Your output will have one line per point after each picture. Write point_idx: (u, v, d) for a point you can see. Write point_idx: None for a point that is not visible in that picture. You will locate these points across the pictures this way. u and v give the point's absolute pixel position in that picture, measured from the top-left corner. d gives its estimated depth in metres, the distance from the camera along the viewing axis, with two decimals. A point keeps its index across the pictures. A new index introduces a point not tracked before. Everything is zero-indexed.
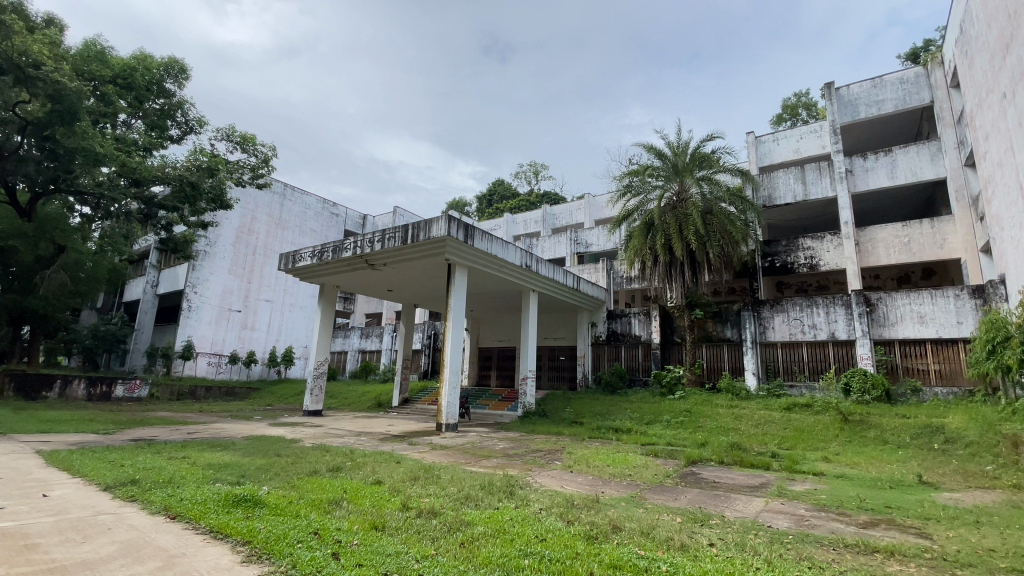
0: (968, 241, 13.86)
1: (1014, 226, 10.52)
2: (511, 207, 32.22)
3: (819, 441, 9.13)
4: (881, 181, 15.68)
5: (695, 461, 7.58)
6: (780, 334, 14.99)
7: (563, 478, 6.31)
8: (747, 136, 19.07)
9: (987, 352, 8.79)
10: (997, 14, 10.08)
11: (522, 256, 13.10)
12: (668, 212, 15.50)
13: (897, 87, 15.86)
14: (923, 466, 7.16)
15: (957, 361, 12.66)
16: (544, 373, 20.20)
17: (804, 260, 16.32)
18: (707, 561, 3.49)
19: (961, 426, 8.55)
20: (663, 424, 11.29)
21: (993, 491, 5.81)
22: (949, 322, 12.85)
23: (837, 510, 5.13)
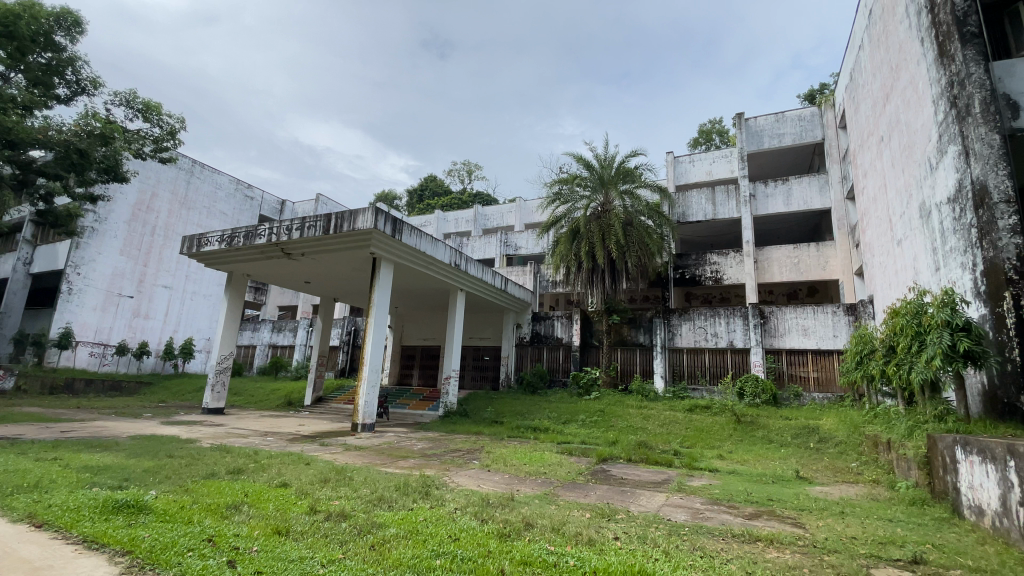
0: (845, 264, 15.74)
1: (883, 253, 12.15)
2: (442, 204, 31.87)
3: (717, 441, 9.92)
4: (778, 207, 17.38)
5: (606, 458, 7.97)
6: (687, 341, 16.12)
7: (480, 477, 6.35)
8: (667, 155, 20.35)
9: (857, 362, 10.02)
10: (881, 66, 11.55)
11: (451, 254, 13.03)
12: (592, 221, 16.17)
13: (796, 124, 17.68)
14: (800, 463, 8.08)
15: (831, 370, 14.32)
16: (468, 373, 20.21)
17: (710, 274, 17.72)
18: (612, 554, 3.67)
19: (833, 428, 9.70)
20: (579, 423, 11.71)
21: (857, 485, 6.67)
22: (827, 334, 14.49)
23: (727, 503, 5.63)
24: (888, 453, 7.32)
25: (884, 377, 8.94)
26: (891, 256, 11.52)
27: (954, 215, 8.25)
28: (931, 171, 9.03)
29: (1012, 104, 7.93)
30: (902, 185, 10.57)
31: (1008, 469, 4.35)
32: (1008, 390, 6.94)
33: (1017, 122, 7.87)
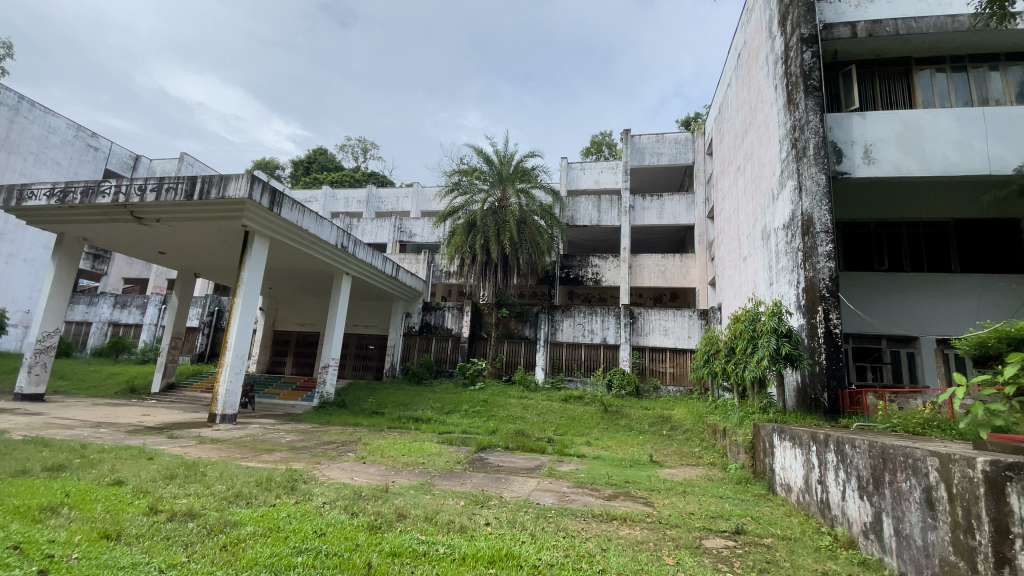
0: (702, 274, 17.86)
1: (731, 268, 14.03)
2: (332, 181, 29.95)
3: (586, 429, 10.70)
4: (653, 219, 19.12)
5: (484, 447, 8.19)
6: (567, 336, 17.11)
7: (354, 469, 6.15)
8: (561, 160, 21.27)
9: (704, 360, 11.48)
10: (743, 105, 13.26)
11: (337, 235, 12.37)
12: (489, 215, 16.46)
13: (673, 146, 19.58)
14: (654, 448, 9.05)
15: (684, 366, 16.18)
16: (349, 362, 19.36)
17: (591, 276, 18.98)
18: (482, 540, 3.80)
19: (682, 417, 11.00)
20: (461, 413, 11.85)
21: (697, 467, 7.66)
22: (683, 335, 16.34)
23: (590, 486, 6.13)
24: (723, 439, 8.51)
25: (724, 374, 10.36)
26: (738, 270, 13.33)
27: (787, 240, 9.77)
28: (773, 201, 10.59)
29: (837, 151, 9.60)
30: (751, 209, 12.27)
31: (810, 452, 5.29)
32: (814, 388, 8.44)
33: (839, 167, 9.55)
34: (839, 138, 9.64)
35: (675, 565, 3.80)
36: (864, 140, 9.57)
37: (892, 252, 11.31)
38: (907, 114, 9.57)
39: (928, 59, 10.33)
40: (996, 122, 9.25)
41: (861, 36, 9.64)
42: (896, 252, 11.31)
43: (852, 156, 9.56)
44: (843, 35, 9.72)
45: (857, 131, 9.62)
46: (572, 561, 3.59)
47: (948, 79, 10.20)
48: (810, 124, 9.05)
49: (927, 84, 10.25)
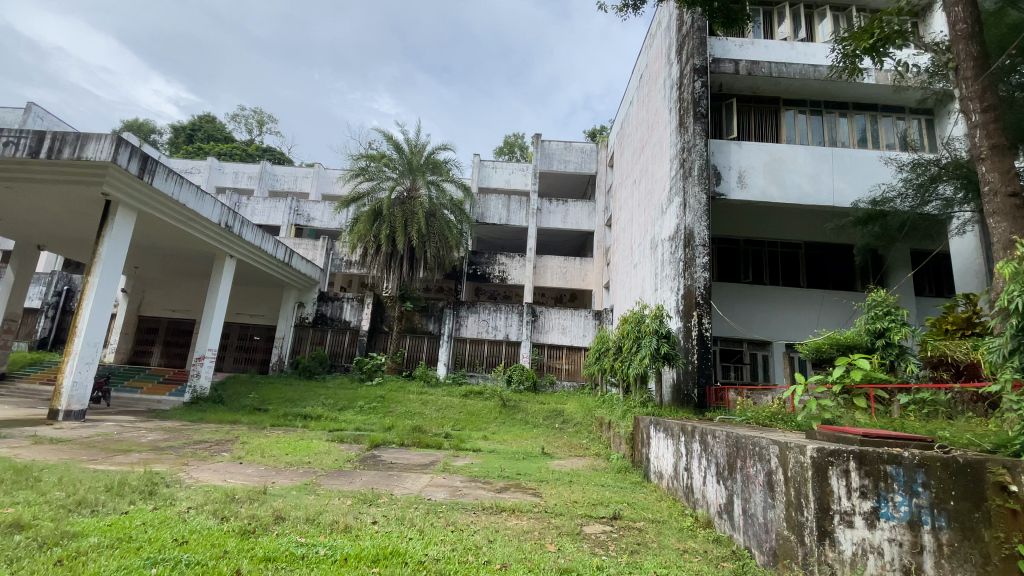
0: (598, 278, 18.94)
1: (624, 273, 15.04)
2: (221, 153, 27.15)
3: (484, 423, 10.87)
4: (557, 223, 19.85)
5: (378, 444, 7.98)
6: (471, 332, 17.21)
7: (229, 470, 5.66)
8: (473, 157, 21.25)
9: (596, 358, 12.23)
10: (641, 123, 14.27)
11: (222, 213, 11.28)
12: (397, 205, 16.04)
13: (579, 155, 20.50)
14: (547, 441, 9.45)
15: (579, 363, 17.05)
16: (230, 353, 17.76)
17: (497, 273, 19.26)
18: (367, 539, 3.71)
19: (574, 411, 11.61)
20: (356, 409, 11.40)
21: (584, 458, 8.15)
22: (579, 333, 17.24)
23: (483, 479, 6.25)
24: (608, 431, 9.14)
25: (612, 370, 11.11)
26: (629, 275, 14.35)
27: (672, 251, 10.70)
28: (662, 215, 11.54)
29: (716, 174, 10.73)
30: (643, 221, 13.29)
31: (679, 442, 5.86)
32: (687, 384, 9.37)
33: (717, 188, 10.68)
34: (719, 163, 10.79)
35: (557, 551, 4.02)
36: (739, 166, 10.80)
37: (756, 266, 12.90)
38: (774, 147, 10.95)
39: (794, 101, 11.86)
40: (839, 162, 10.94)
41: (742, 73, 10.91)
42: (759, 267, 12.89)
43: (728, 179, 10.75)
44: (728, 70, 10.93)
45: (734, 158, 10.83)
46: (459, 554, 3.64)
47: (807, 119, 11.77)
48: (696, 148, 10.02)
49: (792, 122, 11.75)
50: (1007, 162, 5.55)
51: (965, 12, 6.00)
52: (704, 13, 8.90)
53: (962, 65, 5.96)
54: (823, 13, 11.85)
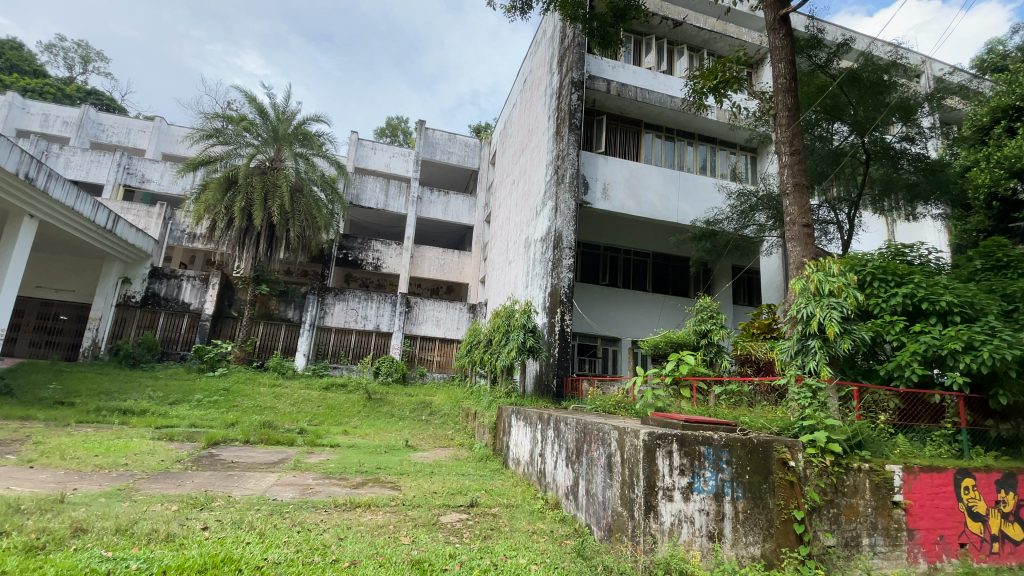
0: (475, 272, 19.21)
1: (499, 269, 15.44)
2: (24, 87, 21.87)
3: (345, 417, 10.36)
4: (437, 213, 19.63)
5: (217, 442, 7.14)
6: (336, 320, 16.22)
7: (12, 476, 4.60)
8: (350, 134, 20.02)
9: (467, 350, 12.43)
10: (523, 125, 14.73)
11: (23, 161, 9.14)
12: (256, 175, 14.60)
13: (462, 148, 20.53)
14: (411, 433, 9.34)
15: (450, 355, 17.14)
16: (24, 334, 14.47)
17: (370, 260, 18.46)
18: (193, 547, 3.30)
19: (442, 403, 11.63)
20: (192, 404, 10.07)
21: (448, 448, 8.21)
22: (452, 326, 17.27)
23: (338, 476, 5.96)
24: (473, 422, 9.35)
25: (481, 362, 11.38)
26: (503, 272, 14.79)
27: (543, 251, 11.27)
28: (536, 216, 12.08)
29: (585, 184, 11.55)
30: (518, 220, 13.77)
31: (536, 429, 6.21)
32: (548, 375, 9.99)
33: (585, 197, 11.50)
34: (588, 174, 11.62)
35: (410, 543, 4.00)
36: (604, 179, 11.77)
37: (613, 271, 14.20)
38: (633, 165, 12.14)
39: (653, 125, 13.24)
40: (684, 185, 12.53)
41: (613, 93, 11.87)
42: (616, 271, 14.22)
43: (594, 190, 11.64)
44: (601, 88, 11.81)
45: (601, 171, 11.77)
46: (303, 556, 3.43)
47: (662, 143, 13.23)
48: (569, 156, 10.69)
49: (649, 144, 13.11)
50: (805, 198, 6.83)
51: (785, 70, 7.26)
52: (584, 31, 9.52)
53: (781, 114, 7.20)
54: (682, 51, 13.42)
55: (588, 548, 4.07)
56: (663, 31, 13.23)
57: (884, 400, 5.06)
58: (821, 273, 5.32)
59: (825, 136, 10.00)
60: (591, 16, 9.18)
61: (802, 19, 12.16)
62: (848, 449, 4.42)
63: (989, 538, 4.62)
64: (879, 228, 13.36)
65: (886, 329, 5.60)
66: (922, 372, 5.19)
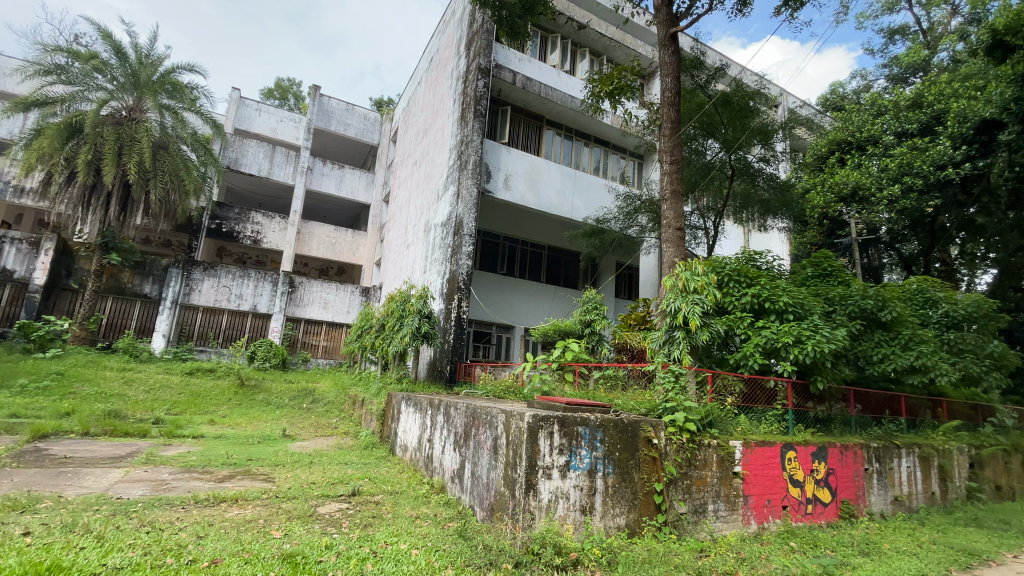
0: (369, 253, 18.43)
1: (396, 251, 14.98)
2: None
3: (213, 406, 9.41)
4: (329, 188, 18.41)
5: (46, 435, 6.07)
6: (205, 299, 14.54)
7: None
8: (231, 90, 17.90)
9: (356, 335, 11.96)
10: (427, 106, 14.36)
11: None
12: (108, 125, 12.55)
13: (361, 121, 19.47)
14: (289, 422, 8.74)
15: (338, 340, 16.33)
16: None
17: (250, 233, 16.80)
18: (9, 557, 2.79)
19: (326, 390, 11.07)
20: (11, 390, 8.43)
21: (330, 437, 7.85)
22: (342, 309, 16.43)
23: (201, 469, 5.40)
24: (360, 409, 9.03)
25: (372, 348, 11.03)
26: (400, 255, 14.38)
27: (442, 236, 11.17)
28: (438, 201, 11.92)
29: (487, 172, 11.61)
30: (419, 203, 13.45)
31: (426, 415, 6.17)
32: (441, 362, 9.99)
33: (487, 185, 11.57)
34: (491, 162, 11.69)
35: (282, 537, 3.77)
36: (506, 170, 11.93)
37: (510, 261, 14.53)
38: (534, 158, 12.48)
39: (554, 122, 13.70)
40: (579, 183, 13.20)
41: (518, 85, 12.03)
42: (512, 261, 14.58)
43: (496, 179, 11.76)
44: (507, 78, 11.90)
45: (503, 161, 11.92)
46: (153, 558, 3.08)
47: (562, 140, 13.74)
48: (472, 143, 10.67)
49: (550, 140, 13.53)
50: (680, 205, 7.56)
51: (672, 85, 7.92)
52: (493, 17, 9.51)
53: (665, 125, 7.87)
54: (584, 54, 14.02)
55: (470, 529, 4.16)
56: (568, 31, 13.70)
57: (731, 385, 5.80)
58: (689, 272, 5.96)
59: (699, 151, 11.07)
60: (500, 4, 9.20)
61: (688, 40, 13.33)
62: (702, 428, 5.05)
63: (804, 500, 5.58)
64: (737, 235, 15.27)
65: (737, 323, 6.44)
66: (762, 361, 6.08)
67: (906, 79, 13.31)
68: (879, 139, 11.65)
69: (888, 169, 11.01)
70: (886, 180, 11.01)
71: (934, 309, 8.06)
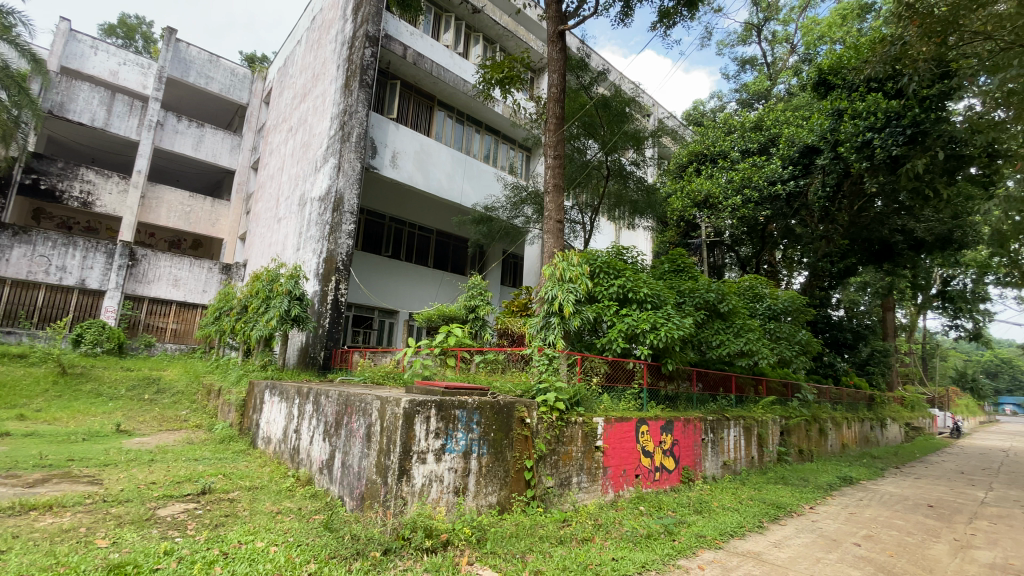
0: (233, 226, 16.51)
1: (265, 225, 13.63)
2: None
3: (21, 398, 7.79)
4: (185, 148, 16.10)
5: None
6: (13, 270, 11.98)
7: None
8: (59, 20, 14.69)
9: (214, 318, 10.75)
10: (307, 68, 13.19)
11: None
12: None
13: (227, 76, 17.29)
14: (125, 417, 7.57)
15: (191, 323, 14.44)
16: None
17: (78, 194, 14.03)
18: None
19: (175, 378, 9.78)
20: None
21: (178, 432, 6.98)
22: (196, 288, 14.53)
23: (2, 474, 4.46)
24: (216, 399, 8.15)
25: (232, 332, 10.00)
26: (270, 230, 13.12)
27: (319, 211, 10.43)
28: (316, 172, 11.07)
29: (372, 147, 11.03)
30: (294, 174, 12.37)
31: (293, 404, 5.78)
32: (314, 347, 9.41)
33: (372, 161, 11.00)
34: (377, 137, 11.14)
35: (109, 546, 3.28)
36: (393, 147, 11.47)
37: (396, 243, 14.08)
38: (423, 138, 12.16)
39: (446, 104, 13.45)
40: (468, 169, 13.19)
41: (409, 60, 11.58)
42: (397, 244, 14.14)
43: (382, 156, 11.24)
44: (397, 51, 11.38)
45: (390, 137, 11.42)
46: None
47: (452, 123, 13.55)
48: (357, 114, 10.06)
49: (440, 121, 13.26)
50: (561, 198, 7.94)
51: (558, 82, 8.25)
52: None
53: (550, 119, 8.18)
54: (477, 39, 13.95)
55: (336, 520, 4.00)
56: (462, 13, 13.51)
57: (597, 366, 6.31)
58: (566, 262, 6.32)
59: (581, 149, 11.81)
60: None
61: (575, 41, 13.96)
62: (570, 407, 5.43)
63: (653, 468, 6.31)
64: (610, 231, 16.52)
65: (604, 311, 6.97)
66: (623, 345, 6.71)
67: (751, 104, 15.36)
68: (728, 154, 13.34)
69: (733, 181, 12.64)
70: (731, 191, 12.66)
71: (760, 303, 9.53)
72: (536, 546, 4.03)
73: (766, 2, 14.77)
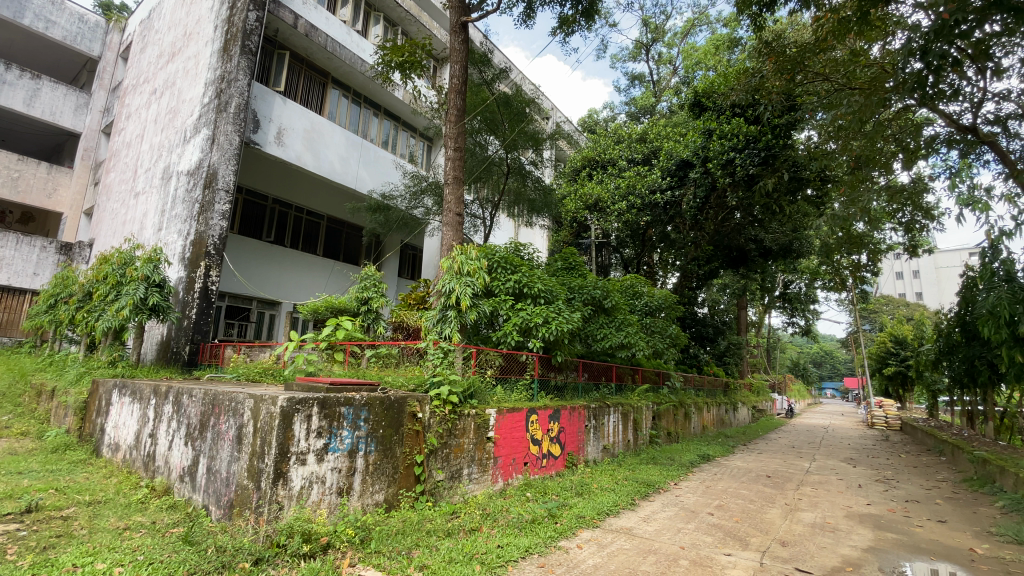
0: (76, 199, 14.21)
1: (117, 199, 11.82)
2: None
3: None
4: (15, 102, 13.13)
5: None
6: None
7: None
8: None
9: (48, 306, 9.12)
10: (177, 24, 11.63)
11: None
12: None
13: (72, 22, 14.71)
14: None
15: (16, 312, 12.13)
16: None
17: None
18: None
19: None
20: None
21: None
22: (24, 272, 12.21)
23: None
24: (50, 402, 6.96)
25: (71, 323, 8.61)
26: (123, 205, 11.42)
27: (187, 187, 9.30)
28: (184, 143, 9.85)
29: (254, 120, 10.06)
30: (156, 142, 10.89)
31: (147, 406, 5.13)
32: (177, 341, 8.44)
33: (253, 136, 10.04)
34: (259, 110, 10.18)
35: None
36: (279, 123, 10.57)
37: (280, 228, 13.05)
38: (314, 117, 11.36)
39: (341, 82, 12.70)
40: (365, 154, 12.62)
41: (300, 31, 10.75)
42: (282, 229, 13.13)
43: (266, 131, 10.31)
44: (286, 19, 10.49)
45: (275, 112, 10.50)
46: None
47: (348, 104, 12.83)
48: (236, 82, 9.11)
49: (334, 100, 12.48)
50: (460, 192, 7.91)
51: (459, 74, 8.17)
52: None
53: (451, 111, 8.09)
54: (378, 18, 13.34)
55: (198, 532, 3.62)
56: None
57: (491, 359, 6.43)
58: (464, 256, 6.35)
59: (482, 144, 11.76)
60: None
61: (479, 35, 13.93)
62: (463, 399, 5.47)
63: (540, 455, 6.61)
64: (508, 227, 16.83)
65: (500, 305, 7.04)
66: (518, 338, 6.88)
67: (638, 118, 16.57)
68: (617, 162, 14.28)
69: (620, 188, 13.56)
70: (617, 197, 13.55)
71: (639, 300, 10.37)
72: (423, 541, 4.03)
73: (654, 24, 15.97)
